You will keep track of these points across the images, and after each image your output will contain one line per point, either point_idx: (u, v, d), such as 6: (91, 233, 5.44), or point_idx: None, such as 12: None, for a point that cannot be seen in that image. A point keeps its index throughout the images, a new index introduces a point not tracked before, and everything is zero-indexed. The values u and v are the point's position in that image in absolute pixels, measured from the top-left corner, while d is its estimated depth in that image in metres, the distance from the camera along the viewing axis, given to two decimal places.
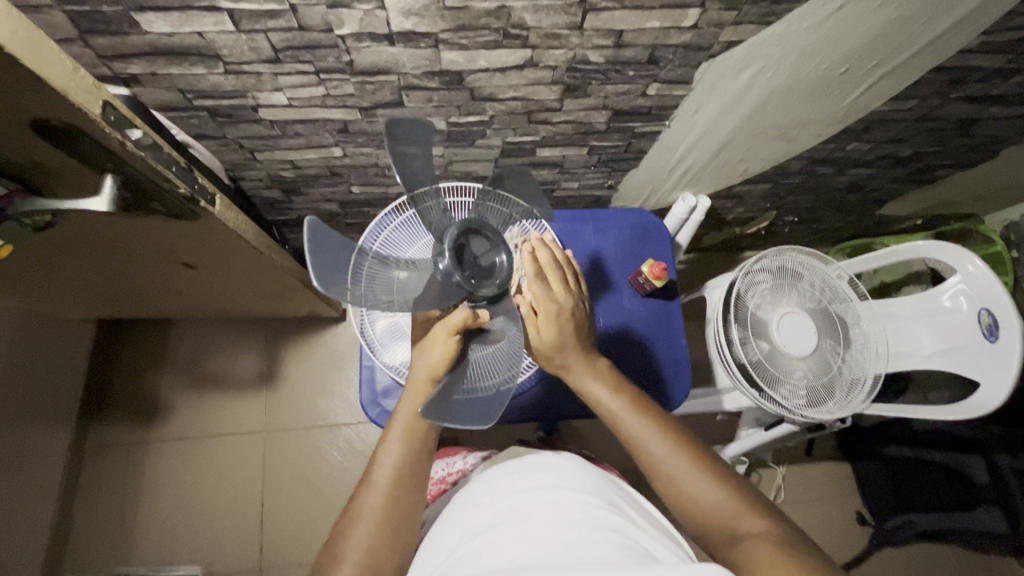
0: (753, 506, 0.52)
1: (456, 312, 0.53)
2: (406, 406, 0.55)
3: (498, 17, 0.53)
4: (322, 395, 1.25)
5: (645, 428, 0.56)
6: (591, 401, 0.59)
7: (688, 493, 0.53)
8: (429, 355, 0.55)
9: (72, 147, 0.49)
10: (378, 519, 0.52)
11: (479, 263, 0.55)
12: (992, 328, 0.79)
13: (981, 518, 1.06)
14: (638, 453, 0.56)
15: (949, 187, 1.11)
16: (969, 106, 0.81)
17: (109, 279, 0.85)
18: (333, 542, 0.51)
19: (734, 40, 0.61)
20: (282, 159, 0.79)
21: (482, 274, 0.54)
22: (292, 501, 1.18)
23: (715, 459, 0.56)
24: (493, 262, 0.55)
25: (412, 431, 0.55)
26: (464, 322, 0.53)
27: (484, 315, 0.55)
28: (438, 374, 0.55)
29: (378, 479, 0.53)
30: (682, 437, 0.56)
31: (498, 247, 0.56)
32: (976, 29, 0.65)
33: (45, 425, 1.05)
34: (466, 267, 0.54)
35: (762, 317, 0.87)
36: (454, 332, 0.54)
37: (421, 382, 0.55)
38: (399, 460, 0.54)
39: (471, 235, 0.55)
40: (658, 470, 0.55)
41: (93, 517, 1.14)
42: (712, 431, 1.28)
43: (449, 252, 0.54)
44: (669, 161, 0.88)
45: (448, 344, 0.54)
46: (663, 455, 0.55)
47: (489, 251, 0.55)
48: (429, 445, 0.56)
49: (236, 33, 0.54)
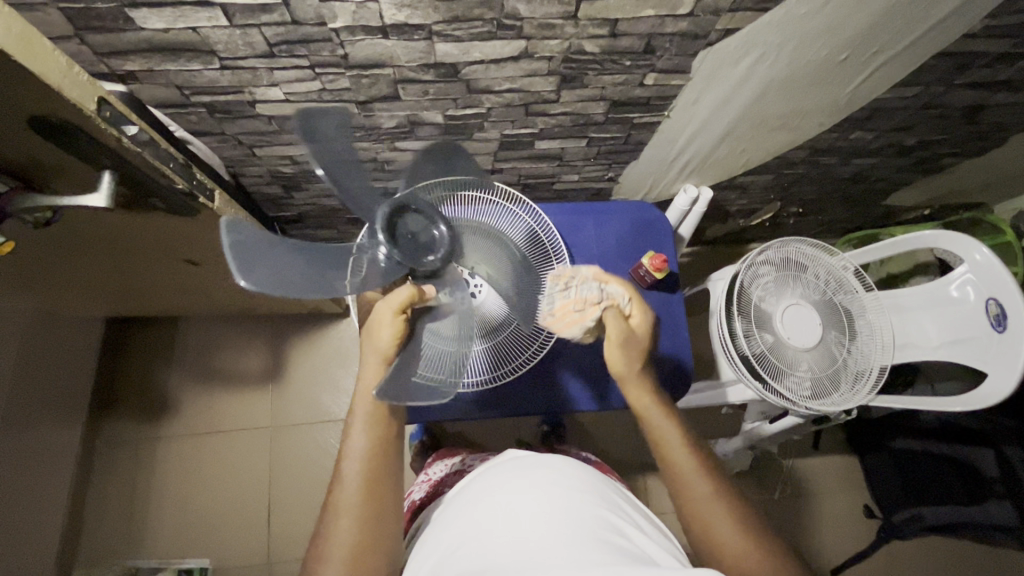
0: (776, 554, 0.52)
1: (400, 293, 0.55)
2: (361, 395, 0.56)
3: (491, 7, 0.53)
4: (326, 390, 1.26)
5: (686, 459, 0.57)
6: (646, 422, 0.61)
7: (711, 532, 0.53)
8: (376, 337, 0.56)
9: (71, 144, 0.49)
10: (358, 514, 0.52)
11: (414, 237, 0.58)
12: (999, 319, 0.78)
13: (992, 511, 1.02)
14: (678, 479, 0.57)
15: (956, 177, 1.10)
16: (974, 93, 0.80)
17: (114, 276, 0.86)
18: (316, 542, 0.51)
19: (732, 28, 0.60)
20: (281, 155, 0.79)
21: (420, 249, 0.58)
22: (300, 495, 1.19)
23: (748, 505, 0.56)
24: (429, 236, 0.59)
25: (372, 417, 0.56)
26: (409, 300, 0.55)
27: (429, 294, 0.58)
28: (390, 356, 0.56)
29: (347, 476, 0.53)
30: (720, 477, 0.57)
31: (433, 220, 0.59)
32: (980, 12, 0.63)
33: (55, 421, 1.06)
34: (402, 243, 0.57)
35: (766, 309, 0.86)
36: (400, 311, 0.55)
37: (373, 363, 0.57)
38: (365, 450, 0.54)
39: (406, 213, 0.59)
40: (688, 499, 0.56)
41: (104, 511, 1.16)
42: (716, 424, 1.27)
43: (382, 229, 0.57)
44: (669, 151, 0.87)
45: (396, 323, 0.55)
46: (702, 489, 0.56)
47: (425, 225, 0.59)
48: (392, 428, 0.57)
49: (231, 28, 0.54)
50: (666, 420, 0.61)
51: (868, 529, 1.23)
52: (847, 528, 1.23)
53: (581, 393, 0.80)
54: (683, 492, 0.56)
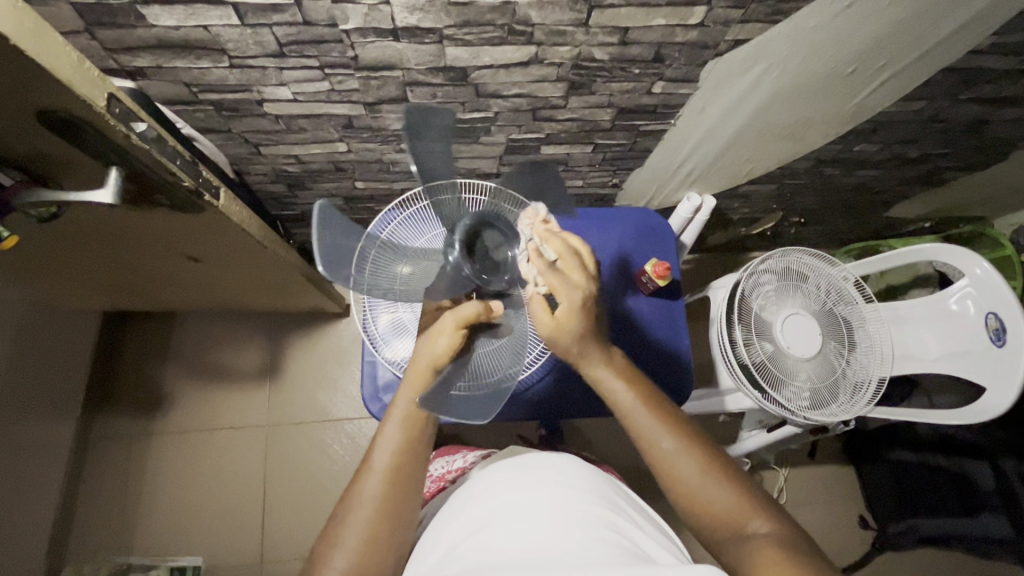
0: (759, 504, 0.52)
1: (469, 306, 0.54)
2: (405, 393, 0.55)
3: (503, 13, 0.53)
4: (323, 389, 1.25)
5: (655, 426, 0.55)
6: (604, 392, 0.57)
7: (705, 501, 0.53)
8: (434, 344, 0.55)
9: (78, 140, 0.49)
10: (376, 505, 0.51)
11: (491, 256, 0.57)
12: (999, 333, 0.78)
13: (986, 523, 1.04)
14: (646, 448, 0.55)
15: (958, 190, 1.10)
16: (979, 108, 0.80)
17: (113, 271, 0.85)
18: (330, 527, 0.51)
19: (742, 38, 0.60)
20: (287, 153, 0.79)
21: (490, 266, 0.57)
22: (293, 495, 1.18)
23: (724, 456, 0.56)
24: (505, 256, 0.57)
25: (412, 420, 0.54)
26: (476, 316, 0.54)
27: (495, 309, 0.56)
28: (439, 364, 0.55)
29: (377, 464, 0.53)
30: (692, 435, 0.55)
31: (511, 241, 0.57)
32: (989, 28, 0.64)
33: (50, 414, 1.05)
34: (476, 260, 0.56)
35: (766, 318, 0.86)
36: (462, 326, 0.54)
37: (421, 370, 0.55)
38: (396, 449, 0.53)
39: (484, 229, 0.57)
40: (661, 463, 0.55)
41: (97, 506, 1.15)
42: (713, 431, 1.27)
43: (460, 243, 0.56)
44: (675, 159, 0.87)
45: (454, 336, 0.54)
46: (673, 451, 0.54)
47: (501, 245, 0.57)
48: (427, 434, 0.55)
49: (242, 27, 0.54)
50: (627, 388, 0.56)
51: (863, 539, 1.23)
52: (841, 538, 1.23)
53: (582, 397, 0.79)
54: (662, 464, 0.55)
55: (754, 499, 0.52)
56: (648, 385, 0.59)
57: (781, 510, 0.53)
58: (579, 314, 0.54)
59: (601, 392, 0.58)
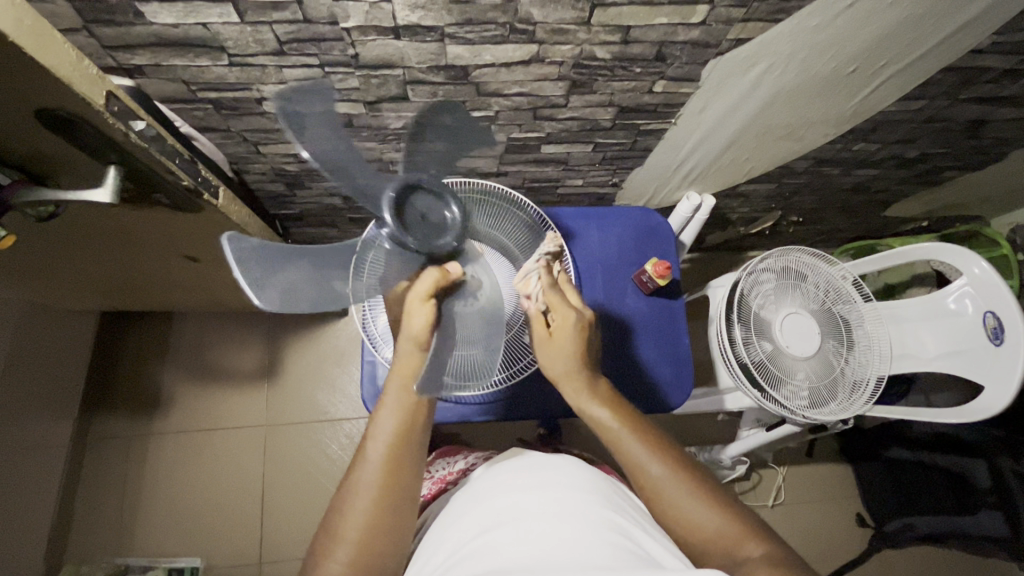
0: (752, 528, 0.50)
1: (426, 276, 0.53)
2: (394, 380, 0.54)
3: (505, 11, 0.53)
4: (322, 390, 1.25)
5: (641, 450, 0.54)
6: (593, 423, 0.58)
7: (694, 523, 0.51)
8: (407, 323, 0.53)
9: (75, 136, 0.48)
10: (374, 496, 0.51)
11: (427, 221, 0.53)
12: (997, 332, 0.78)
13: (982, 520, 1.01)
14: (634, 473, 0.54)
15: (955, 189, 1.10)
16: (979, 106, 0.80)
17: (110, 270, 0.84)
18: (329, 518, 0.51)
19: (744, 38, 0.60)
20: (286, 152, 0.79)
21: (432, 232, 0.53)
22: (293, 497, 1.18)
23: (716, 483, 0.54)
24: (442, 217, 0.53)
25: (403, 405, 0.53)
26: (436, 283, 0.53)
27: (455, 272, 0.55)
28: (422, 339, 0.54)
29: (371, 454, 0.52)
30: (682, 461, 0.55)
31: (445, 200, 0.53)
32: (989, 28, 0.64)
33: (46, 415, 1.05)
34: (416, 230, 0.52)
35: (765, 317, 0.86)
36: (427, 297, 0.53)
37: (407, 354, 0.54)
38: (390, 438, 0.52)
39: (413, 191, 0.52)
40: (650, 489, 0.53)
41: (94, 506, 1.14)
42: (711, 431, 1.28)
43: (393, 218, 0.51)
44: (673, 158, 0.87)
45: (425, 310, 0.53)
46: (662, 476, 0.53)
47: (436, 206, 0.53)
48: (422, 421, 0.54)
49: (242, 25, 0.53)
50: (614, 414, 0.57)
51: (860, 538, 1.24)
52: (839, 536, 1.23)
53: None
54: (651, 490, 0.53)
55: (747, 523, 0.51)
56: (637, 412, 0.58)
57: (774, 535, 0.50)
58: (572, 333, 0.59)
59: (590, 423, 0.58)
